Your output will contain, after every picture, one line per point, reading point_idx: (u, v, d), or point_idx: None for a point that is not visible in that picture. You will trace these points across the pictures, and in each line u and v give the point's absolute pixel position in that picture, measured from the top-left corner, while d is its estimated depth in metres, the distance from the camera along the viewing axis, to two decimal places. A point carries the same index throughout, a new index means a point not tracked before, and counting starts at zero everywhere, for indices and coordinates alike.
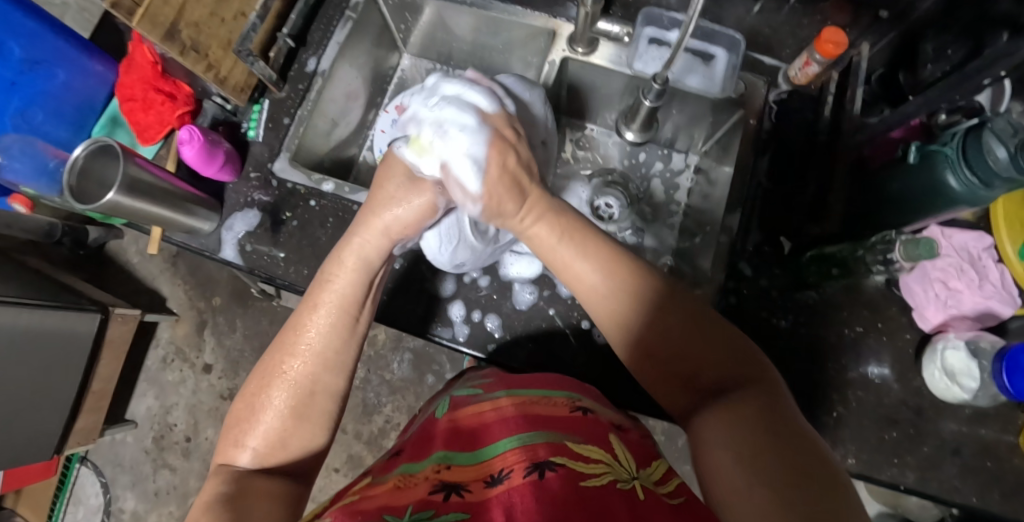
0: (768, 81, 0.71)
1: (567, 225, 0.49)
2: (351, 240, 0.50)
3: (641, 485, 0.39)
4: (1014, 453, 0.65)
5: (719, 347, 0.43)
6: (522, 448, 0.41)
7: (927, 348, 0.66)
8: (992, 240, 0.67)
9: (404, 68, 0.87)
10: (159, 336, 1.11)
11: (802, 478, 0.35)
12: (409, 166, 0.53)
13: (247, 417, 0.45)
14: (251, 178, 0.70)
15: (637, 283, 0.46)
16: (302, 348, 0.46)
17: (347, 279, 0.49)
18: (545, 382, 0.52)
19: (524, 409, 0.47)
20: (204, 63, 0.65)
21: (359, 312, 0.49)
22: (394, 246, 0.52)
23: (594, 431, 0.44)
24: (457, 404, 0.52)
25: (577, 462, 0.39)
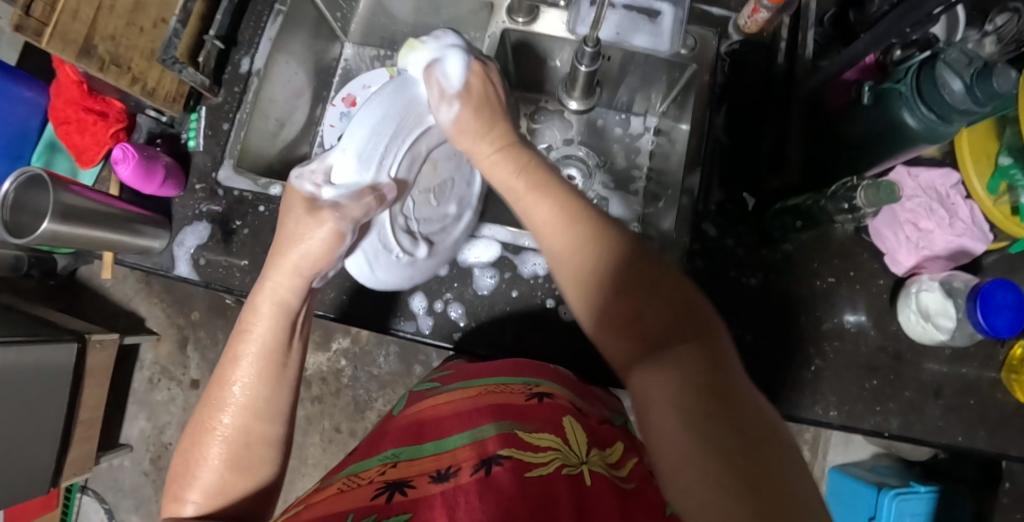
0: (718, 33, 0.69)
1: (529, 171, 0.48)
2: (263, 284, 0.47)
3: (591, 470, 0.38)
4: (997, 389, 0.64)
5: (664, 301, 0.40)
6: (472, 445, 0.40)
7: (901, 292, 0.64)
8: (960, 176, 0.65)
9: (347, 58, 0.83)
10: (143, 357, 1.10)
11: (745, 444, 0.32)
12: (308, 197, 0.48)
13: (186, 471, 0.44)
14: (196, 190, 0.69)
15: (597, 233, 0.43)
16: (231, 397, 0.45)
17: (267, 319, 0.46)
18: (503, 371, 0.50)
19: (477, 402, 0.46)
20: (129, 76, 0.63)
21: (286, 357, 0.46)
22: (312, 281, 0.49)
23: (548, 417, 0.42)
24: (415, 398, 0.51)
25: (525, 454, 0.39)
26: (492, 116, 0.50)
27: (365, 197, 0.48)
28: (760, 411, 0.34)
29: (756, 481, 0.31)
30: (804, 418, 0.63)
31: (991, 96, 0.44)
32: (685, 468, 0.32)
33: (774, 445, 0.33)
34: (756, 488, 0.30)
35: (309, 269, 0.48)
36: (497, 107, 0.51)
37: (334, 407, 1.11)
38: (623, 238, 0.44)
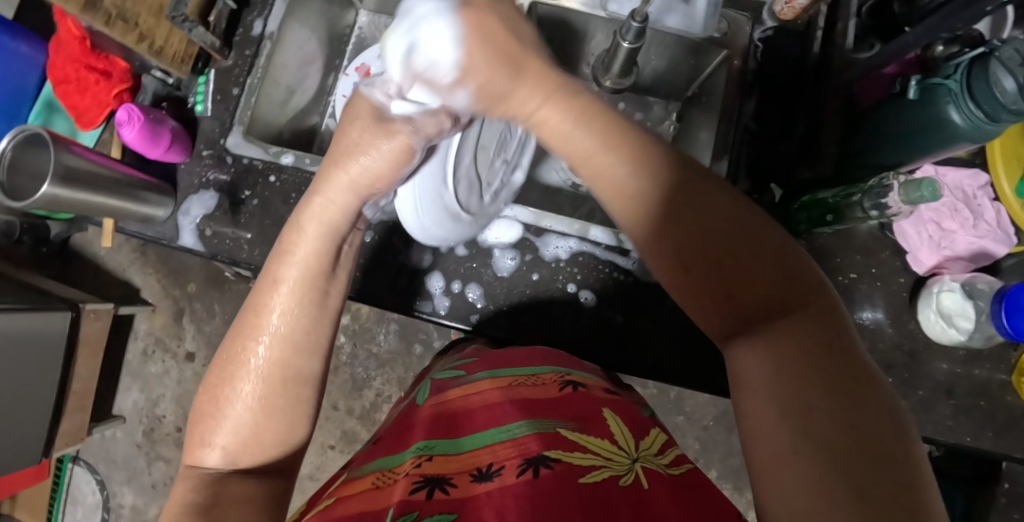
0: (751, 18, 0.67)
1: (588, 119, 0.42)
2: (315, 202, 0.44)
3: (643, 470, 0.38)
4: (1007, 391, 0.64)
5: (760, 259, 0.38)
6: (511, 442, 0.39)
7: (921, 291, 0.64)
8: (988, 178, 0.65)
9: (362, 25, 0.78)
10: (136, 328, 1.07)
11: (852, 431, 0.31)
12: (376, 108, 0.45)
13: (215, 411, 0.42)
14: (203, 156, 0.66)
15: (651, 165, 0.40)
16: (268, 327, 0.42)
17: (310, 246, 0.44)
18: (530, 359, 0.50)
19: (510, 393, 0.46)
20: (136, 33, 0.59)
21: (328, 284, 0.44)
22: (364, 205, 0.46)
23: (587, 413, 0.42)
24: (439, 387, 0.50)
25: (572, 455, 0.38)
26: (511, 57, 0.42)
27: (440, 114, 0.45)
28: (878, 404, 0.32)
29: (864, 475, 0.30)
30: None
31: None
32: (779, 463, 0.32)
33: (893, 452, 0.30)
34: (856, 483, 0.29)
35: (368, 189, 0.45)
36: (506, 46, 0.43)
37: (331, 384, 1.09)
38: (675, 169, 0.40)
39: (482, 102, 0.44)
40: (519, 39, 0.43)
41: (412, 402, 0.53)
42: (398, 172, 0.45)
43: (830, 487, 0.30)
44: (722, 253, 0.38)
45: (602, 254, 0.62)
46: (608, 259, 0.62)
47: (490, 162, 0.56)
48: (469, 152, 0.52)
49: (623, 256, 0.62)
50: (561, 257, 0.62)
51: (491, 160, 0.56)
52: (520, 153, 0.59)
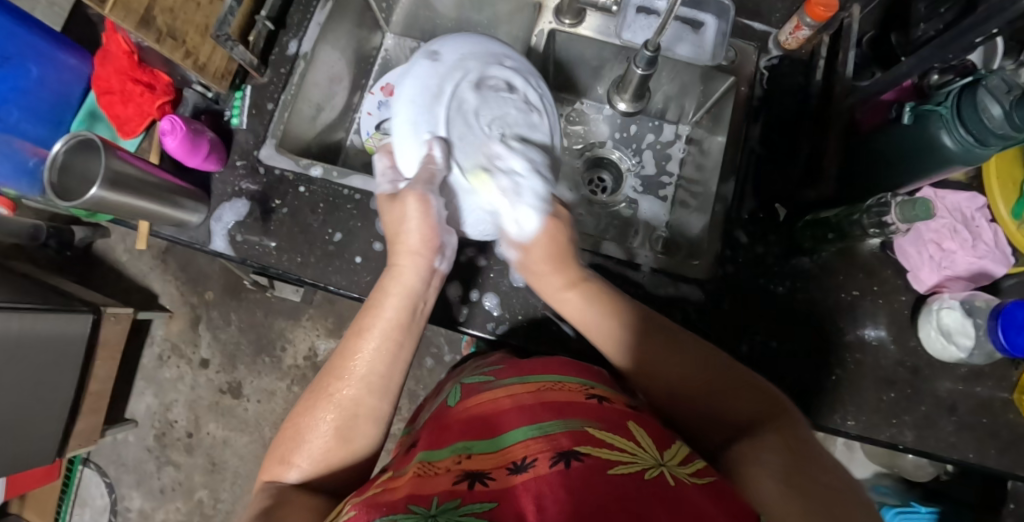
0: (757, 47, 0.71)
1: (595, 295, 0.56)
2: (400, 272, 0.54)
3: (668, 471, 0.40)
4: (1009, 409, 0.66)
5: (741, 397, 0.48)
6: (543, 438, 0.43)
7: (922, 308, 0.66)
8: (985, 200, 0.67)
9: (387, 48, 0.85)
10: (153, 333, 1.09)
11: (819, 493, 0.39)
12: (388, 195, 0.57)
13: (297, 434, 0.47)
14: (237, 166, 0.69)
15: (648, 326, 0.53)
16: (354, 367, 0.49)
17: (396, 304, 0.52)
18: (553, 368, 0.54)
19: (538, 396, 0.49)
20: (183, 50, 0.63)
21: (403, 337, 0.51)
22: (437, 261, 0.55)
23: (612, 417, 0.46)
24: (470, 390, 0.55)
25: (603, 451, 0.41)
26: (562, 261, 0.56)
27: (427, 159, 0.54)
28: (832, 481, 0.40)
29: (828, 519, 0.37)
30: (824, 426, 0.65)
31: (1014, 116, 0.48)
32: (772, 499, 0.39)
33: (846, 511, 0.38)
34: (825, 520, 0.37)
35: (427, 250, 0.54)
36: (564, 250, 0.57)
37: None
38: (669, 328, 0.54)
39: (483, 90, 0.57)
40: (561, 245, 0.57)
41: (441, 404, 0.57)
42: (432, 219, 0.54)
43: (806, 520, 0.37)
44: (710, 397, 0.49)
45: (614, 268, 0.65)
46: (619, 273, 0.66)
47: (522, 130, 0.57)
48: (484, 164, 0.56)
49: (634, 270, 0.66)
50: None
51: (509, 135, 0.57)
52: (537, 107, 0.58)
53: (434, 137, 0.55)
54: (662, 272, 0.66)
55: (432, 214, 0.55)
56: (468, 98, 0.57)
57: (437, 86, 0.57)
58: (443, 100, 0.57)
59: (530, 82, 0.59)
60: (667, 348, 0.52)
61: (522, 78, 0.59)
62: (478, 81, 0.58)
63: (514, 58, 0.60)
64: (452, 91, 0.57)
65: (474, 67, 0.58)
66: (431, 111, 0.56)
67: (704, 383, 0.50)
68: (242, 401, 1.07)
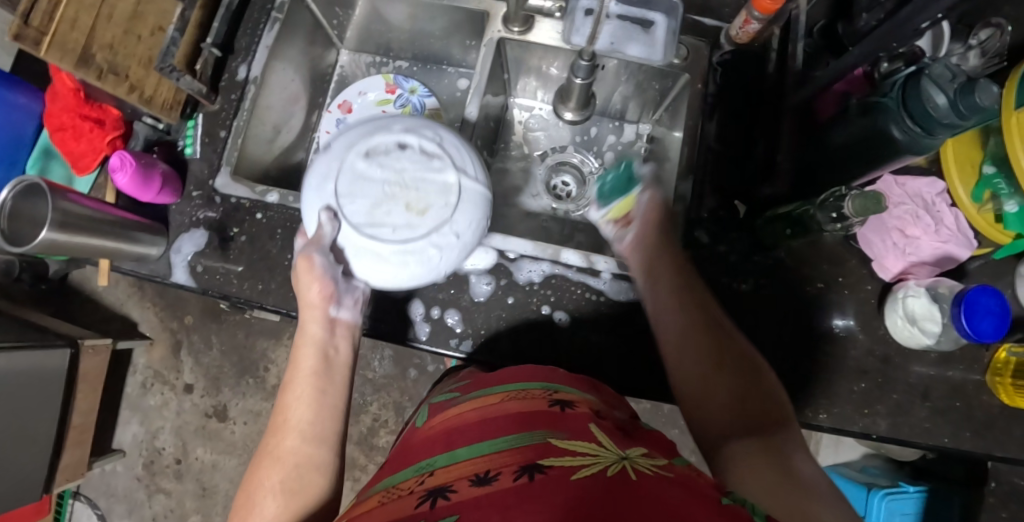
0: (709, 43, 0.70)
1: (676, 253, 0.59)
2: (304, 328, 0.57)
3: (631, 465, 0.41)
4: (981, 391, 0.66)
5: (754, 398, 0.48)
6: (510, 452, 0.43)
7: (888, 297, 0.66)
8: (944, 185, 0.66)
9: (343, 64, 0.85)
10: (136, 362, 1.09)
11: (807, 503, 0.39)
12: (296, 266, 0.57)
13: (247, 501, 0.48)
14: (193, 197, 0.69)
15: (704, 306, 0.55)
16: (288, 423, 0.51)
17: (309, 355, 0.55)
18: (518, 375, 0.55)
19: (502, 407, 0.50)
20: (127, 85, 0.63)
21: (326, 383, 0.54)
22: (331, 309, 0.57)
23: (574, 422, 0.47)
24: (436, 409, 0.55)
25: (565, 458, 0.42)
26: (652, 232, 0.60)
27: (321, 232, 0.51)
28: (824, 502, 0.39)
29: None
30: None
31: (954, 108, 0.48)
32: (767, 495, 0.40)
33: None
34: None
35: (321, 301, 0.56)
36: (661, 239, 0.60)
37: None
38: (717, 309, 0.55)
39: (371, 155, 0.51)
40: (659, 231, 0.60)
41: (411, 426, 0.57)
42: (320, 275, 0.55)
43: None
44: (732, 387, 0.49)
45: (575, 276, 0.64)
46: (580, 280, 0.64)
47: (420, 185, 0.50)
48: (378, 227, 0.50)
49: (595, 277, 0.64)
50: (535, 281, 0.64)
51: (403, 194, 0.50)
52: (434, 158, 0.51)
53: (324, 211, 0.51)
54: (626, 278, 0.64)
55: (319, 273, 0.55)
56: (359, 166, 0.51)
57: (328, 164, 0.52)
58: (334, 175, 0.52)
59: (425, 133, 0.52)
60: (710, 330, 0.53)
61: (414, 132, 0.52)
62: (368, 147, 0.51)
63: (404, 118, 0.53)
64: (341, 164, 0.51)
65: (363, 133, 0.52)
66: (323, 186, 0.52)
67: (730, 372, 0.50)
68: (229, 424, 1.07)
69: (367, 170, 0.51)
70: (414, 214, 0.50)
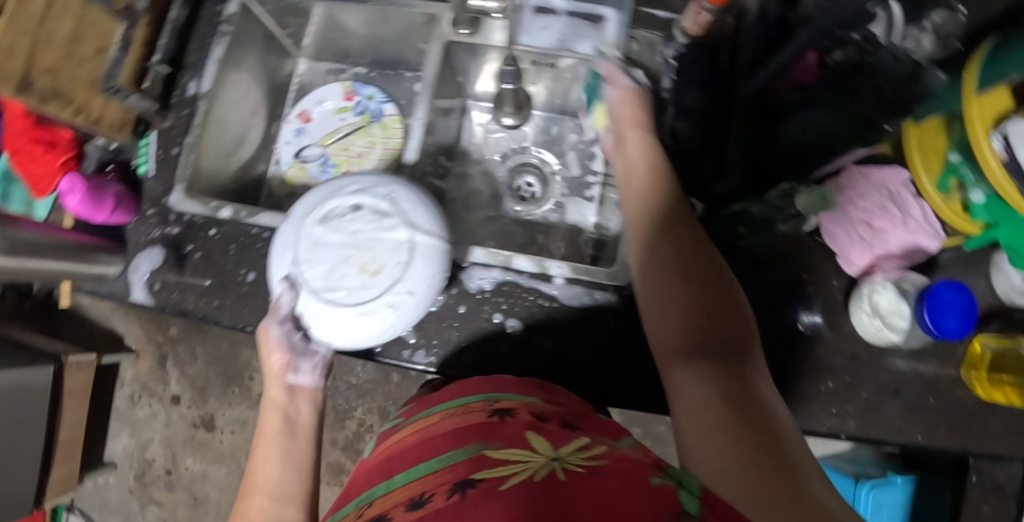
0: (664, 36, 0.68)
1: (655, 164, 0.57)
2: (268, 399, 0.58)
3: (561, 465, 0.40)
4: (957, 386, 0.63)
5: (718, 318, 0.46)
6: (444, 472, 0.42)
7: (853, 293, 0.64)
8: (909, 175, 0.63)
9: (301, 73, 0.84)
10: (123, 375, 1.10)
11: (760, 432, 0.37)
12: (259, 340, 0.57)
13: None
14: (149, 216, 0.69)
15: (676, 218, 0.54)
16: (256, 488, 0.52)
17: (272, 420, 0.56)
18: (461, 391, 0.54)
19: (442, 426, 0.49)
20: (71, 108, 0.64)
21: (291, 442, 0.55)
22: (290, 374, 0.57)
23: (510, 429, 0.46)
24: (384, 437, 0.55)
25: (496, 470, 0.41)
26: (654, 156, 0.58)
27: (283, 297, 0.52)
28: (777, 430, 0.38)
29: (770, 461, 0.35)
30: None
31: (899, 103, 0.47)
32: (714, 432, 0.38)
33: (788, 461, 0.36)
34: (766, 461, 0.35)
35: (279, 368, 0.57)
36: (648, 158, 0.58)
37: None
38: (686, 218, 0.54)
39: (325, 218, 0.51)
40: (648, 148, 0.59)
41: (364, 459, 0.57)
42: (278, 344, 0.55)
43: (747, 458, 0.36)
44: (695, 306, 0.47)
45: (526, 281, 0.63)
46: (532, 286, 0.63)
47: (374, 244, 0.50)
48: (335, 289, 0.50)
49: (547, 283, 0.63)
50: (486, 288, 0.63)
51: (358, 255, 0.50)
52: (385, 216, 0.51)
53: (285, 279, 0.52)
54: (580, 282, 0.62)
55: (276, 342, 0.56)
56: (315, 232, 0.51)
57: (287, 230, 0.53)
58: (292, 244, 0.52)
59: (377, 191, 0.52)
60: (682, 247, 0.51)
61: (365, 192, 0.52)
62: (323, 213, 0.52)
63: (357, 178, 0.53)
64: (297, 230, 0.52)
65: (318, 197, 0.52)
66: (282, 253, 0.52)
67: (697, 289, 0.48)
68: (216, 434, 1.08)
69: (324, 234, 0.51)
70: (369, 274, 0.50)
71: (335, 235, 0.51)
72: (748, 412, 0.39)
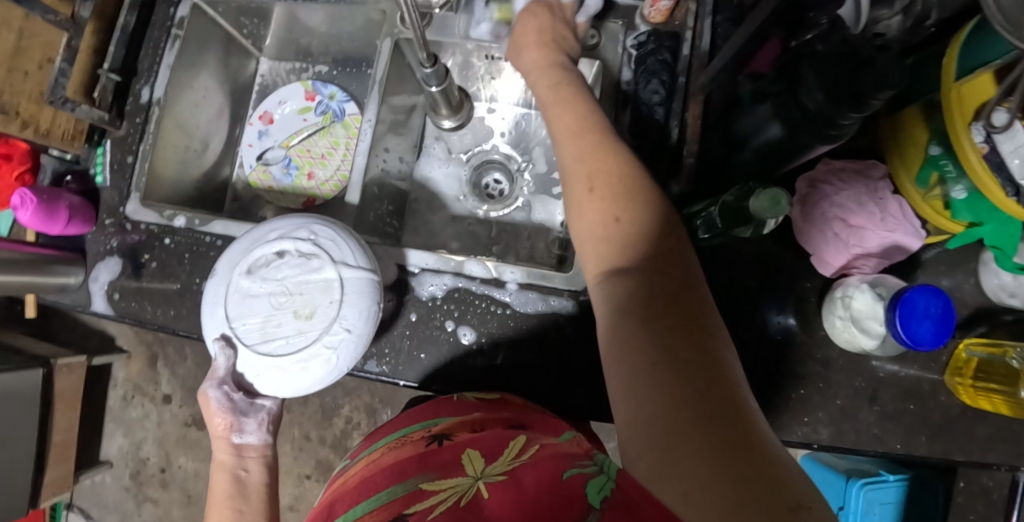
0: (624, 25, 0.64)
1: (561, 89, 0.52)
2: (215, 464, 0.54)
3: (485, 481, 0.38)
4: (938, 391, 0.60)
5: (643, 237, 0.42)
6: (377, 512, 0.39)
7: (827, 296, 0.60)
8: (885, 169, 0.60)
9: (263, 74, 0.82)
10: (116, 376, 1.12)
11: (700, 389, 0.35)
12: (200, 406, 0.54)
13: None
14: (106, 225, 0.68)
15: (603, 136, 0.47)
16: None
17: (221, 486, 0.53)
18: (405, 421, 0.52)
19: (382, 461, 0.46)
20: (19, 122, 0.65)
21: (242, 504, 0.52)
22: (235, 435, 0.54)
23: (447, 456, 0.43)
24: (334, 479, 0.52)
25: (427, 502, 0.37)
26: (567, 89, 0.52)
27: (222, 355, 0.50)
28: (719, 372, 0.36)
29: (712, 422, 0.33)
30: None
31: (855, 95, 0.41)
32: (653, 395, 0.36)
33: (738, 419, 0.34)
34: (712, 428, 0.33)
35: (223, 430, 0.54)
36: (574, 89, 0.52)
37: (303, 415, 1.13)
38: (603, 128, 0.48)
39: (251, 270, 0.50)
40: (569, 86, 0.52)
41: None
42: (217, 406, 0.52)
43: (683, 424, 0.34)
44: (621, 228, 0.43)
45: (478, 287, 0.61)
46: (484, 292, 0.60)
47: (303, 289, 0.49)
48: (271, 340, 0.49)
49: (500, 289, 0.60)
50: (438, 295, 0.61)
51: (288, 302, 0.49)
52: (310, 259, 0.50)
53: (220, 339, 0.50)
54: (533, 288, 0.59)
55: (216, 406, 0.52)
56: (243, 285, 0.50)
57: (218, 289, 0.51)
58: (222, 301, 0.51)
59: (298, 231, 0.51)
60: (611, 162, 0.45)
61: (288, 236, 0.51)
62: (249, 264, 0.50)
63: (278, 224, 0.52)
64: (227, 289, 0.51)
65: (243, 249, 0.51)
66: (215, 311, 0.51)
67: (627, 212, 0.43)
68: (206, 433, 1.10)
69: (253, 286, 0.50)
70: (301, 319, 0.49)
71: (265, 287, 0.50)
72: (686, 355, 0.37)
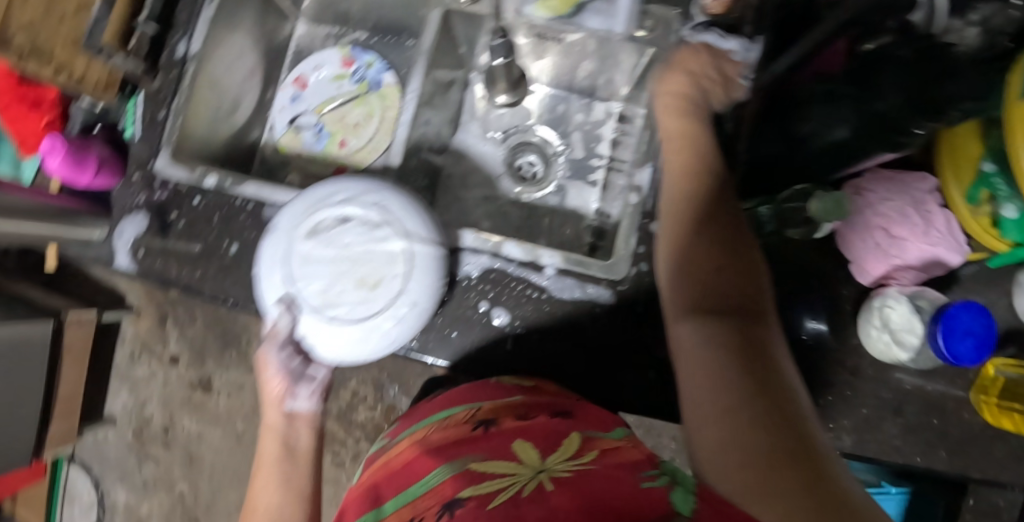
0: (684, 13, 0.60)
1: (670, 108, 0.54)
2: (267, 427, 0.58)
3: (548, 475, 0.37)
4: (963, 408, 0.60)
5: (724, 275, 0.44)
6: (430, 494, 0.39)
7: (863, 304, 0.60)
8: (935, 181, 0.59)
9: (299, 37, 0.81)
10: (123, 332, 1.10)
11: (774, 409, 0.36)
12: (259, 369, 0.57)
13: None
14: (133, 180, 0.66)
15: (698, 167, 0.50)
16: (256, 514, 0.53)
17: (271, 446, 0.57)
18: (444, 403, 0.51)
19: (426, 443, 0.46)
20: (53, 66, 0.65)
21: (290, 466, 0.56)
22: (287, 400, 0.57)
23: (496, 442, 0.43)
24: (372, 460, 0.52)
25: (483, 486, 0.37)
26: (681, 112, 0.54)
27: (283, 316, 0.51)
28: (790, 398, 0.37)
29: (781, 437, 0.34)
30: None
31: None
32: (721, 409, 0.37)
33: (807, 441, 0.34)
34: (784, 445, 0.33)
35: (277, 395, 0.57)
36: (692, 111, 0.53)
37: None
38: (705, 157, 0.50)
39: (313, 232, 0.50)
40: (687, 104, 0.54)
41: None
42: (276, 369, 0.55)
43: (755, 439, 0.34)
44: (717, 264, 0.45)
45: (515, 270, 0.59)
46: (521, 275, 0.59)
47: (368, 257, 0.50)
48: (334, 306, 0.49)
49: (537, 273, 0.58)
50: (473, 275, 0.60)
51: (354, 267, 0.50)
52: (378, 225, 0.50)
53: (280, 302, 0.51)
54: (570, 274, 0.58)
55: (274, 368, 0.55)
56: (306, 247, 0.50)
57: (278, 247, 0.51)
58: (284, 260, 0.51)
59: (365, 197, 0.50)
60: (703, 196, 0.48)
61: (353, 201, 0.50)
62: (311, 227, 0.50)
63: (345, 186, 0.51)
64: (288, 248, 0.51)
65: (305, 211, 0.51)
66: (276, 272, 0.51)
67: (719, 246, 0.46)
68: (212, 396, 1.09)
69: (316, 247, 0.50)
70: (367, 288, 0.49)
71: (330, 251, 0.50)
72: (760, 376, 0.38)
